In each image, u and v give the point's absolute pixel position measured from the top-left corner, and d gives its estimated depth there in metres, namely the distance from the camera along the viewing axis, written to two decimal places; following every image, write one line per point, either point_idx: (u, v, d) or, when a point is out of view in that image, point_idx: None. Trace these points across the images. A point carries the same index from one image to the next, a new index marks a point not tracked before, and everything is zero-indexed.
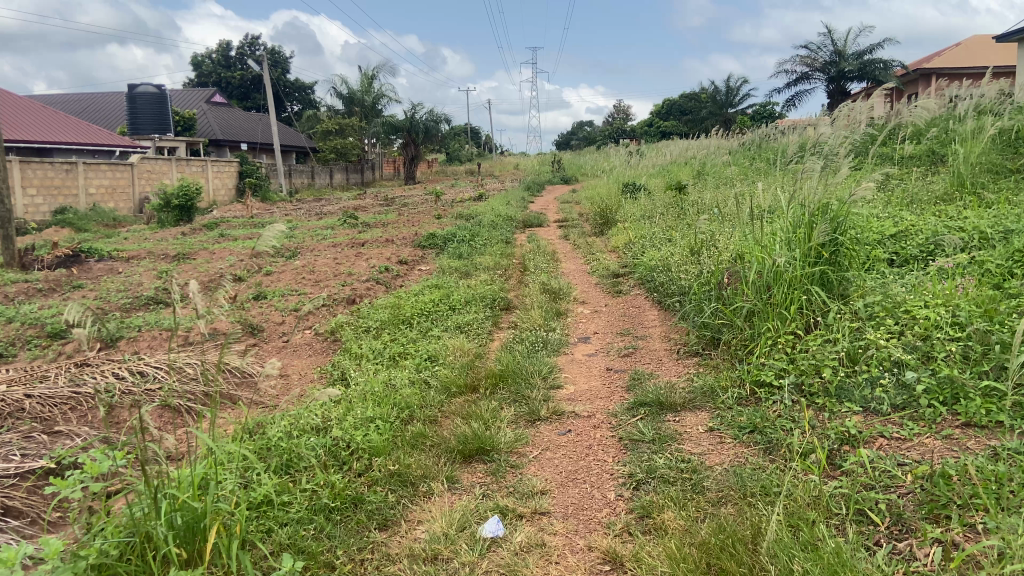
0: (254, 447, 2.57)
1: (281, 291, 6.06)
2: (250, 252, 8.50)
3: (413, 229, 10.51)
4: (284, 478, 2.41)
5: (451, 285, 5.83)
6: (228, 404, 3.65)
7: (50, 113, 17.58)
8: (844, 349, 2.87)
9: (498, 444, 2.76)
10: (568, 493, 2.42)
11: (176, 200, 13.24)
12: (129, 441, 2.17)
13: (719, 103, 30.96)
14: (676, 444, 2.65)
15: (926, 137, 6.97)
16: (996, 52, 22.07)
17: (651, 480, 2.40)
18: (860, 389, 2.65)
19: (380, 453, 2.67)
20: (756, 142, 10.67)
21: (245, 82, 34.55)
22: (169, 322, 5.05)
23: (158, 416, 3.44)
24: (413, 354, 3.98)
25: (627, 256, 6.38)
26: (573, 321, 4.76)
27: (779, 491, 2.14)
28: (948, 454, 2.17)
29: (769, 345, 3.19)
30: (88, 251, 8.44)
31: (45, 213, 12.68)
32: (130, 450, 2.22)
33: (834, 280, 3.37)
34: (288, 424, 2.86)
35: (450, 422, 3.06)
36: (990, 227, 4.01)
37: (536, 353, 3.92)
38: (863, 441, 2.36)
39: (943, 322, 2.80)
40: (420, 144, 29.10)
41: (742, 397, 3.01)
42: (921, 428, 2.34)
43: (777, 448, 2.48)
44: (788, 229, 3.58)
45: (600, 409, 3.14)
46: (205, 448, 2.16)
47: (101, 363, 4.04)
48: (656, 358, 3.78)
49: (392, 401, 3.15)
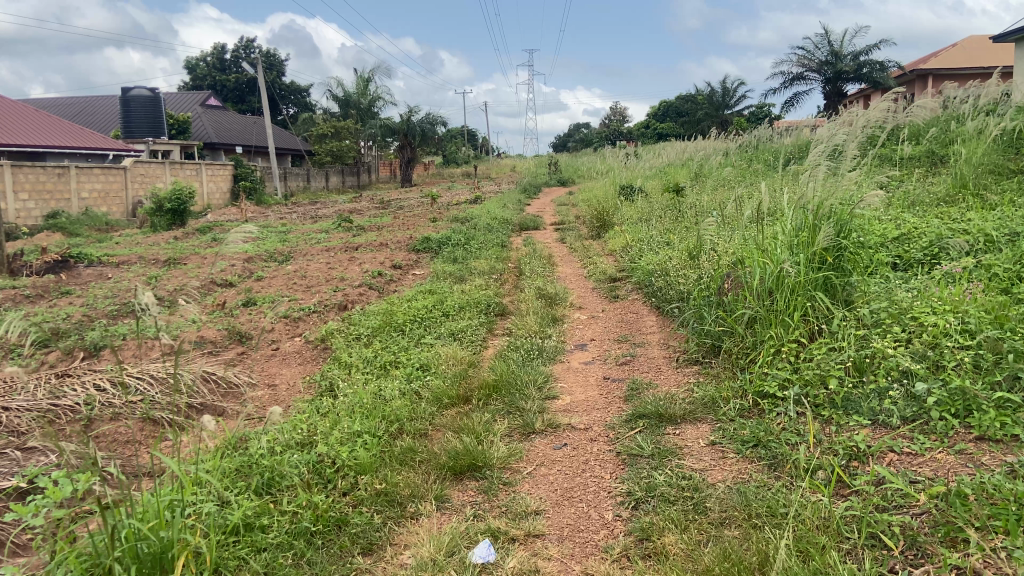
0: (234, 466, 2.46)
1: (271, 297, 5.96)
2: (241, 257, 8.38)
3: (407, 233, 10.41)
4: (264, 500, 2.29)
5: (445, 290, 5.73)
6: (213, 416, 3.52)
7: (42, 116, 17.42)
8: (851, 358, 2.75)
9: (491, 459, 2.64)
10: (563, 513, 2.30)
11: (170, 203, 13.12)
12: (98, 463, 2.06)
13: (716, 104, 30.88)
14: (676, 459, 2.54)
15: (926, 137, 6.90)
16: (994, 53, 22.00)
17: (651, 498, 2.28)
18: (868, 401, 2.54)
19: (367, 470, 2.55)
20: (754, 143, 10.57)
21: (240, 84, 34.37)
22: (156, 329, 4.91)
23: (139, 429, 3.32)
24: (404, 363, 3.86)
25: (625, 260, 6.25)
26: (569, 328, 4.65)
27: (786, 513, 2.02)
28: (963, 471, 2.06)
29: (772, 354, 3.07)
30: (77, 256, 8.30)
31: (37, 217, 12.53)
32: (97, 472, 2.11)
33: (837, 286, 3.26)
34: (272, 438, 2.75)
35: (441, 435, 2.94)
36: (996, 230, 3.91)
37: (531, 361, 3.81)
38: (872, 457, 2.25)
39: (952, 330, 2.69)
40: (417, 146, 28.93)
41: (744, 408, 2.90)
42: (933, 443, 2.22)
43: (782, 464, 2.37)
44: (789, 232, 3.46)
45: (597, 421, 3.03)
46: (177, 472, 2.05)
47: (83, 373, 3.90)
48: (654, 367, 3.68)
49: (381, 414, 3.04)
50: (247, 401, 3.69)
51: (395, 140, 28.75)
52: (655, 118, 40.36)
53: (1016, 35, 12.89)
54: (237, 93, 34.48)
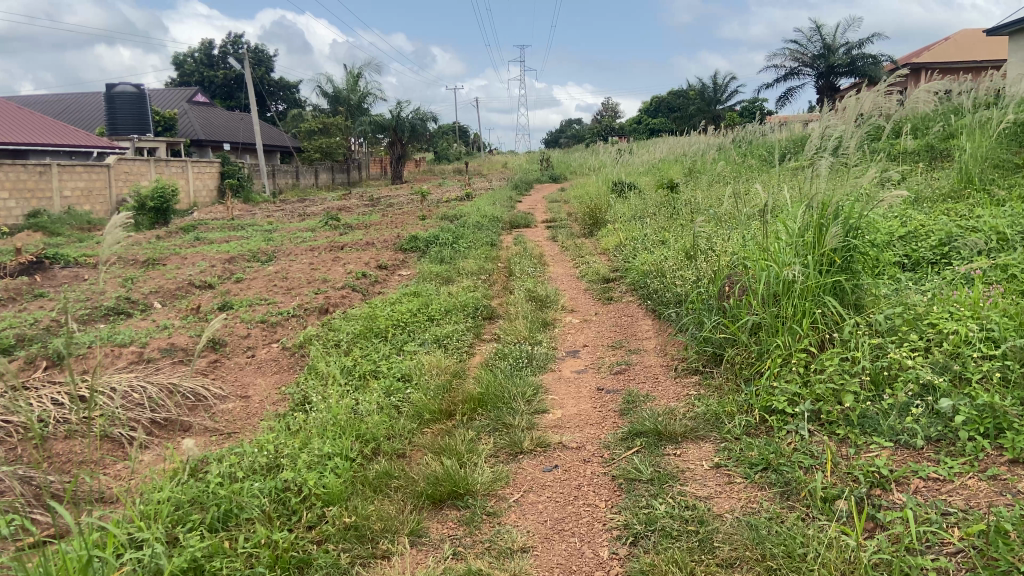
0: (186, 497, 2.22)
1: (249, 300, 5.66)
2: (223, 258, 8.06)
3: (395, 231, 10.15)
4: (217, 538, 2.06)
5: (431, 292, 5.48)
6: (178, 433, 3.25)
7: (23, 112, 16.94)
8: (866, 370, 2.52)
9: (474, 486, 2.40)
10: (553, 550, 2.07)
11: (152, 201, 12.78)
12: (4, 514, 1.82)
13: (707, 100, 30.72)
14: (677, 484, 2.31)
15: (926, 131, 6.71)
16: (985, 46, 21.99)
17: (651, 533, 2.05)
18: (887, 419, 2.30)
19: (336, 500, 2.31)
20: (748, 139, 10.38)
21: (228, 81, 33.91)
22: (124, 336, 4.61)
23: (95, 448, 3.04)
24: (384, 374, 3.61)
25: (618, 260, 6.04)
26: (560, 333, 4.41)
27: (806, 554, 1.79)
28: (1001, 501, 1.84)
29: (780, 365, 2.83)
30: (52, 256, 7.92)
31: (18, 217, 12.15)
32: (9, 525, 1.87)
33: (847, 289, 3.02)
34: (231, 463, 2.50)
35: (421, 457, 2.70)
36: (1009, 227, 3.70)
37: (519, 371, 3.56)
38: (896, 484, 2.02)
39: (974, 338, 2.47)
40: (407, 142, 28.47)
41: (751, 425, 2.65)
42: (963, 467, 2.00)
43: (797, 492, 2.14)
44: (794, 232, 3.21)
45: (590, 439, 2.79)
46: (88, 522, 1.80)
47: (41, 386, 3.58)
48: (651, 377, 3.43)
49: (357, 433, 2.81)
50: (216, 417, 3.42)
51: (385, 137, 28.43)
52: (648, 114, 40.22)
53: (1012, 28, 12.71)
54: (225, 90, 33.99)
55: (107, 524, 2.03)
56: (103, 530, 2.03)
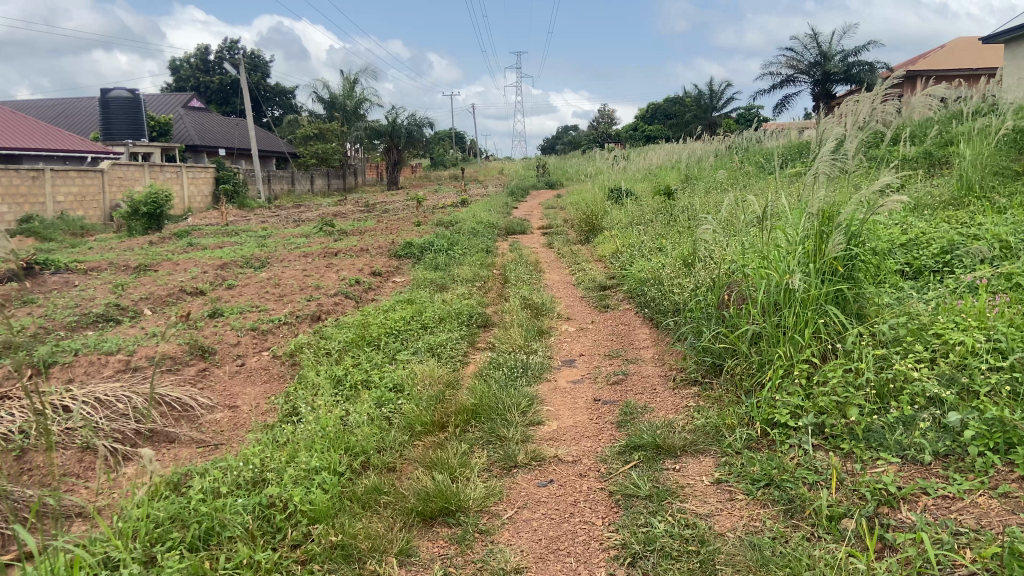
0: (167, 514, 2.13)
1: (240, 307, 5.57)
2: (215, 264, 7.95)
3: (390, 237, 10.07)
4: (197, 557, 1.97)
5: (425, 299, 5.39)
6: (162, 445, 3.15)
7: (18, 117, 16.83)
8: (870, 383, 2.44)
9: (466, 502, 2.32)
10: (548, 570, 1.99)
11: (147, 207, 12.67)
12: None
13: (704, 107, 30.78)
14: (677, 501, 2.23)
15: (925, 138, 6.66)
16: (980, 54, 22.06)
17: (650, 553, 1.97)
18: (893, 433, 2.23)
19: (322, 517, 2.21)
20: (745, 145, 10.33)
21: (224, 87, 33.81)
22: (111, 344, 4.50)
23: (76, 459, 2.94)
24: (376, 384, 3.52)
25: (615, 267, 5.96)
26: (556, 341, 4.33)
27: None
28: (1014, 519, 1.77)
29: (782, 376, 2.75)
30: (44, 262, 7.82)
31: (10, 222, 12.02)
32: None
33: (849, 298, 2.95)
34: (215, 479, 2.41)
35: (412, 471, 2.61)
36: (1012, 235, 3.63)
37: (514, 381, 3.48)
38: (904, 502, 1.94)
39: (981, 348, 2.39)
40: (403, 148, 28.41)
41: (752, 439, 2.57)
42: (973, 483, 1.93)
43: (801, 510, 2.06)
44: (795, 240, 3.13)
45: (587, 452, 2.71)
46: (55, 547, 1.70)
47: (23, 395, 3.47)
48: (649, 388, 3.36)
49: (345, 446, 2.72)
50: (202, 428, 3.33)
51: (382, 143, 28.38)
52: (644, 121, 40.34)
53: (1007, 36, 12.74)
54: (221, 95, 33.91)
55: (81, 546, 1.94)
56: (77, 552, 1.94)
